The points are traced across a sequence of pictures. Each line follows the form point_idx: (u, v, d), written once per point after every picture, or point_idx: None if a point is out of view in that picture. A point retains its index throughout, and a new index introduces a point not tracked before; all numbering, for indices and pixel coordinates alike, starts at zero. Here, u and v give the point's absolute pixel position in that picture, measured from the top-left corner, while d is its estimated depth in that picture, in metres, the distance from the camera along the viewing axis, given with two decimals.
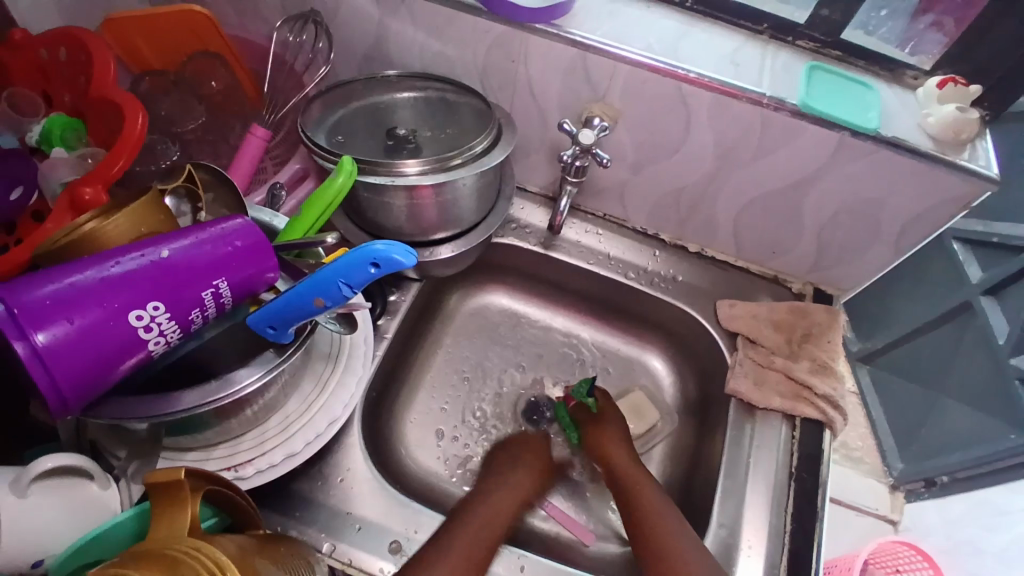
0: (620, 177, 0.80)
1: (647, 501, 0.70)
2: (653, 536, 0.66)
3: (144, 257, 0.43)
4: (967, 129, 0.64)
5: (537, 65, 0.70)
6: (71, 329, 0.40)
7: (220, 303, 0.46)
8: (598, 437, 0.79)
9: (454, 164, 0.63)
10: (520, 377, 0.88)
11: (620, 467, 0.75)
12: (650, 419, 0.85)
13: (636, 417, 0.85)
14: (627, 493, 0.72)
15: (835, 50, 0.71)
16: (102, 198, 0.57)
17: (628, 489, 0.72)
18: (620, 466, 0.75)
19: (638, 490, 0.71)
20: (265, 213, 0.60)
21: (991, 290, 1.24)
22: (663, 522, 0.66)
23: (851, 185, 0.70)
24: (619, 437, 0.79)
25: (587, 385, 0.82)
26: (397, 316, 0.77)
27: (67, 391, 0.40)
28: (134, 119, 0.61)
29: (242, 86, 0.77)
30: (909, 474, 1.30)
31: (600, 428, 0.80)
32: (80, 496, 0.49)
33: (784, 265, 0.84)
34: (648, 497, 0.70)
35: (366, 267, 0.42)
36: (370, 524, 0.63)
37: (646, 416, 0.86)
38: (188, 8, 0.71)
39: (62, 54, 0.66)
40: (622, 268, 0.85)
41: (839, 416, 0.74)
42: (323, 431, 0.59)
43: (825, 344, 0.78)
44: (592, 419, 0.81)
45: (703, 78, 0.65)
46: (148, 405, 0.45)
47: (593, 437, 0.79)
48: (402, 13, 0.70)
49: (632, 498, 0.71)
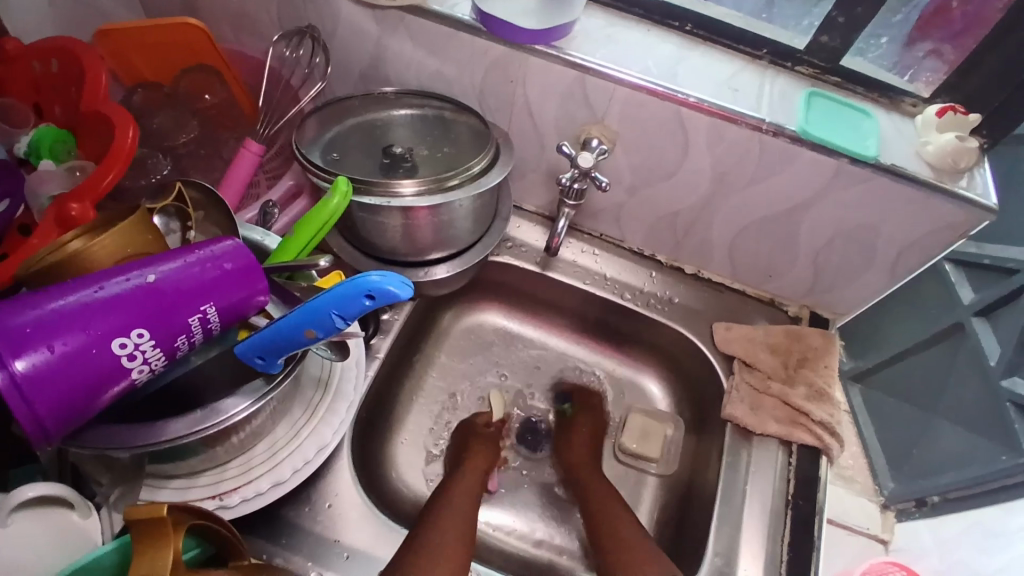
0: (617, 200, 0.80)
1: (614, 520, 0.69)
2: (620, 542, 0.66)
3: (129, 281, 0.42)
4: (965, 157, 0.64)
5: (535, 86, 0.70)
6: (51, 357, 0.38)
7: (208, 328, 0.45)
8: (571, 446, 0.80)
9: (451, 185, 0.62)
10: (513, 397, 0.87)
11: (592, 497, 0.73)
12: (651, 452, 0.82)
13: (647, 441, 0.82)
14: (597, 521, 0.70)
15: (834, 77, 0.72)
16: (89, 214, 0.56)
17: (593, 512, 0.71)
18: (595, 489, 0.74)
19: (602, 507, 0.71)
20: (257, 233, 0.59)
21: (983, 312, 1.24)
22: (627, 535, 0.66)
23: (849, 211, 0.70)
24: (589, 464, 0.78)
25: (562, 390, 0.88)
26: (390, 336, 0.76)
27: (47, 421, 0.39)
28: (124, 133, 0.60)
29: (238, 101, 0.77)
30: (900, 494, 1.32)
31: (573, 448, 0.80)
32: (57, 524, 0.48)
33: (781, 289, 0.84)
34: (615, 514, 0.70)
35: (360, 299, 0.41)
36: (359, 553, 0.61)
37: (649, 443, 0.82)
38: (181, 21, 0.70)
39: (54, 65, 0.65)
40: (618, 289, 0.85)
41: (835, 442, 0.73)
42: (311, 457, 0.57)
43: (821, 369, 0.77)
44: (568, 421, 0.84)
45: (702, 102, 0.65)
46: (132, 434, 0.44)
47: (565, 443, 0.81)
48: (401, 31, 0.69)
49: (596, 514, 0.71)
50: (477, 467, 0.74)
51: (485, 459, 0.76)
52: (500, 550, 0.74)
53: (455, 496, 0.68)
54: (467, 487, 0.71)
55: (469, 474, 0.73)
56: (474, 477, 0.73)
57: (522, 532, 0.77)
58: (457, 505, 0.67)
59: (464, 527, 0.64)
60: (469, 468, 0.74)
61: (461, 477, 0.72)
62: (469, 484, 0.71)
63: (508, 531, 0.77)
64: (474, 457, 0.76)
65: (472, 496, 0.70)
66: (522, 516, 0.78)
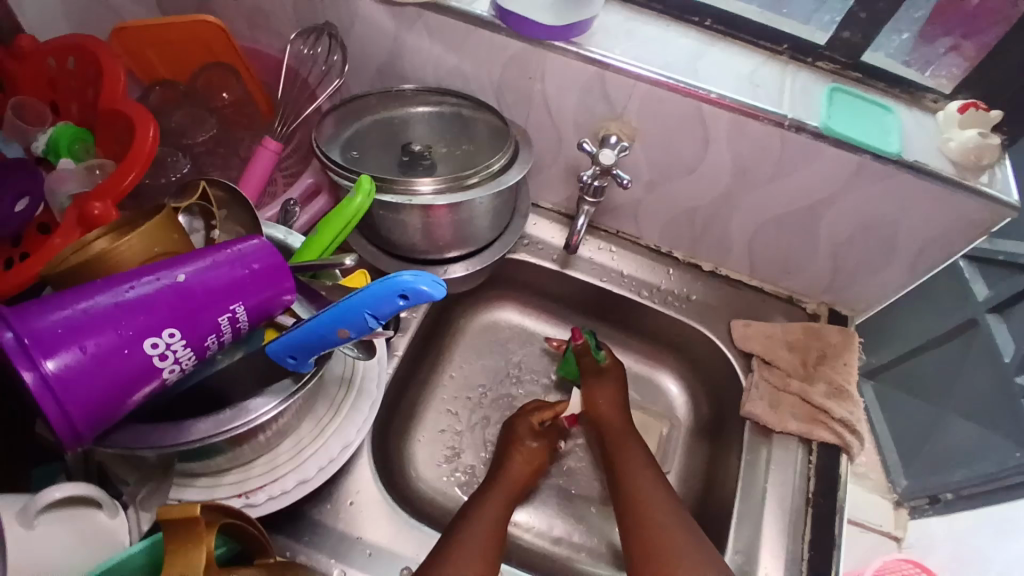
0: (635, 197, 0.79)
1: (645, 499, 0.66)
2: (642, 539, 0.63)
3: (160, 280, 0.41)
4: (988, 154, 0.63)
5: (554, 83, 0.69)
6: (84, 357, 0.38)
7: (236, 327, 0.45)
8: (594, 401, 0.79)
9: (470, 183, 0.61)
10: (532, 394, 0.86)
11: (622, 473, 0.70)
12: (648, 447, 0.83)
13: (645, 435, 0.83)
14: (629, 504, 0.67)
15: (854, 72, 0.71)
16: (111, 213, 0.56)
17: (623, 502, 0.68)
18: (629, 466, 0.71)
19: (633, 485, 0.68)
20: (280, 231, 0.59)
21: (997, 308, 1.22)
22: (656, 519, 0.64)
23: (870, 206, 0.69)
24: (628, 431, 0.75)
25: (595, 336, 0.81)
26: (408, 334, 0.76)
27: (79, 422, 0.39)
28: (145, 132, 0.60)
29: (254, 99, 0.76)
30: (914, 490, 1.32)
31: (600, 411, 0.78)
32: (87, 525, 0.48)
33: (799, 285, 0.83)
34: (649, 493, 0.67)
35: (393, 299, 0.41)
36: (381, 550, 0.61)
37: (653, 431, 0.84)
38: (200, 19, 0.69)
39: (72, 63, 0.65)
40: (635, 286, 0.85)
41: (856, 440, 0.72)
42: (336, 455, 0.58)
43: (841, 366, 0.76)
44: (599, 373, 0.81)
45: (723, 98, 0.65)
46: (162, 435, 0.44)
47: (590, 405, 0.79)
48: (419, 27, 0.69)
49: (626, 492, 0.68)
50: (511, 477, 0.72)
51: (523, 466, 0.73)
52: (520, 548, 0.74)
53: (486, 508, 0.66)
54: (499, 496, 0.69)
55: (501, 485, 0.70)
56: (509, 485, 0.71)
57: (540, 529, 0.77)
58: (490, 515, 0.65)
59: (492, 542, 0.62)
60: (506, 479, 0.71)
61: (494, 486, 0.70)
62: (503, 494, 0.69)
63: (526, 527, 0.76)
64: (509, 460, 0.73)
65: (502, 507, 0.68)
66: (540, 512, 0.78)
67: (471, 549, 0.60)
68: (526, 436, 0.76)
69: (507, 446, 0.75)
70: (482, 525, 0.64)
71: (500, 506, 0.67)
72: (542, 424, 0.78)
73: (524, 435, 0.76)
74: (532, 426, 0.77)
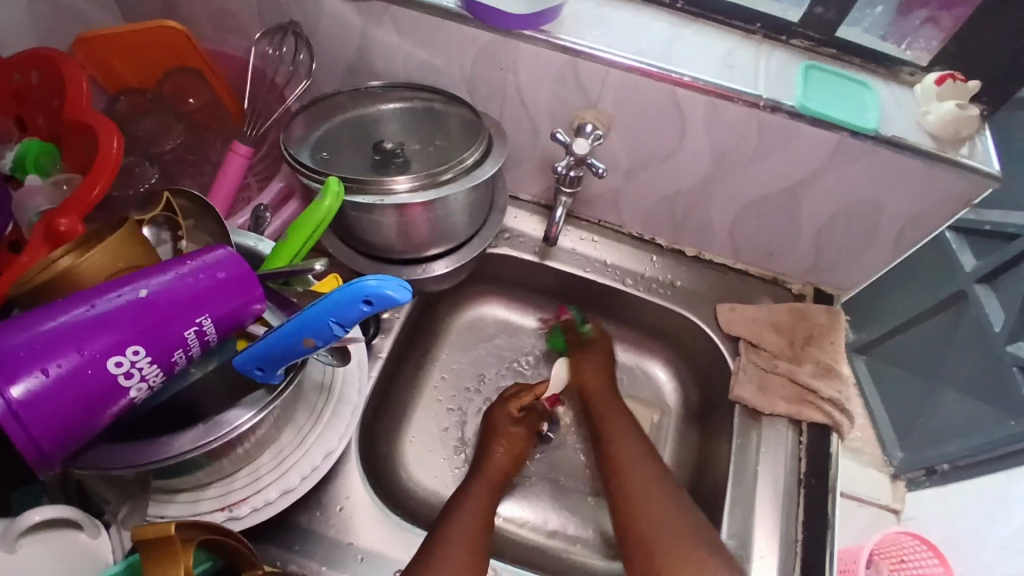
0: (614, 184, 0.78)
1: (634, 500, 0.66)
2: (630, 520, 0.65)
3: (121, 297, 0.41)
4: (967, 126, 0.63)
5: (525, 73, 0.68)
6: (46, 381, 0.38)
7: (205, 340, 0.44)
8: (582, 380, 0.81)
9: (445, 179, 0.60)
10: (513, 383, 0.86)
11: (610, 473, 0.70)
12: None
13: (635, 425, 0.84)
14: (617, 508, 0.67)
15: (830, 49, 0.70)
16: (77, 228, 0.54)
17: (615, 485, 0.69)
18: (619, 459, 0.70)
19: (619, 484, 0.68)
20: (250, 238, 0.58)
21: (986, 279, 1.22)
22: (645, 515, 0.64)
23: (848, 185, 0.69)
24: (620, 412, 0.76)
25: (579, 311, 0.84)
26: (391, 335, 0.75)
27: (46, 445, 0.38)
28: (109, 143, 0.59)
29: (223, 104, 0.75)
30: (908, 463, 1.32)
31: (585, 379, 0.81)
32: (70, 546, 0.48)
33: (784, 266, 0.83)
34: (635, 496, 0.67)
35: (357, 304, 0.41)
36: (373, 554, 0.61)
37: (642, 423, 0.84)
38: (161, 24, 0.68)
39: (34, 76, 0.63)
40: (620, 275, 0.84)
41: (846, 418, 0.72)
42: (318, 464, 0.57)
43: (827, 346, 0.76)
44: (582, 346, 0.83)
45: (698, 81, 0.64)
46: (135, 453, 0.44)
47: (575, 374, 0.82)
48: (386, 22, 0.67)
49: (615, 491, 0.68)
50: (491, 468, 0.72)
51: (504, 458, 0.74)
52: (514, 544, 0.74)
53: (469, 500, 0.67)
54: (485, 489, 0.69)
55: (482, 477, 0.71)
56: (491, 475, 0.71)
57: (534, 523, 0.76)
58: (474, 508, 0.66)
59: (478, 536, 0.62)
60: (488, 471, 0.72)
61: (477, 479, 0.70)
62: (486, 486, 0.70)
63: (520, 523, 0.76)
64: (491, 453, 0.74)
65: (487, 498, 0.68)
66: (534, 507, 0.78)
67: (459, 538, 0.61)
68: (505, 428, 0.77)
69: (488, 439, 0.75)
70: (468, 518, 0.64)
71: (484, 498, 0.68)
72: (520, 412, 0.78)
73: (504, 428, 0.77)
74: (510, 412, 0.77)
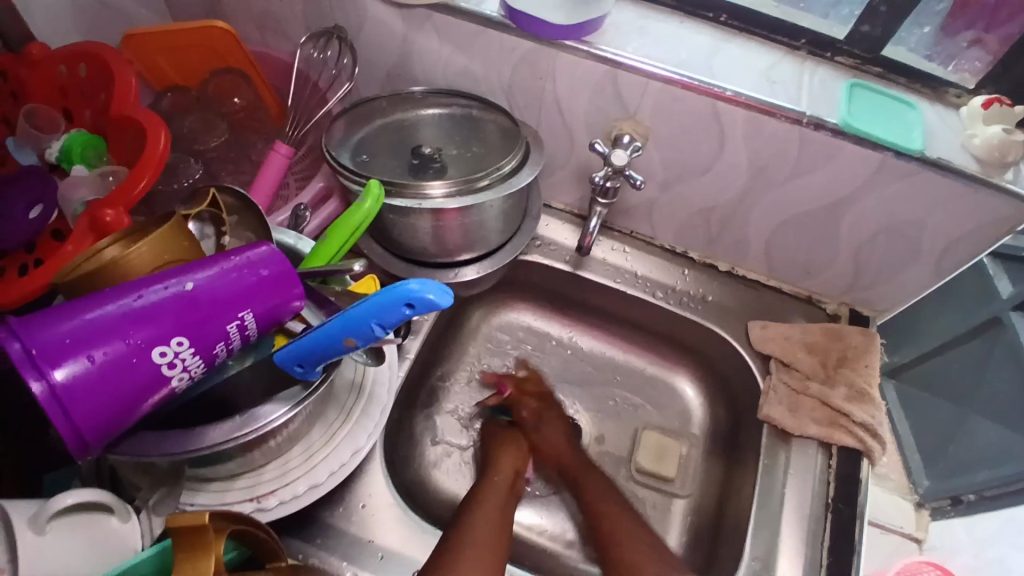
0: (648, 196, 0.78)
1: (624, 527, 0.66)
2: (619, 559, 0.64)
3: (167, 289, 0.41)
4: (1012, 151, 0.61)
5: (564, 82, 0.68)
6: (92, 367, 0.39)
7: (245, 335, 0.45)
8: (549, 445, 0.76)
9: (481, 186, 0.61)
10: None
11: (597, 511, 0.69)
12: (666, 471, 0.79)
13: (664, 460, 0.80)
14: (606, 533, 0.66)
15: (876, 67, 0.69)
16: (123, 220, 0.56)
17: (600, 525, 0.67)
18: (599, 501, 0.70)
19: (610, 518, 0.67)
20: (290, 235, 0.59)
21: (1022, 306, 1.19)
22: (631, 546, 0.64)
23: (890, 205, 0.67)
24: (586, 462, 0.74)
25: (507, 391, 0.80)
26: (420, 336, 0.75)
27: (86, 431, 0.39)
28: (156, 139, 0.60)
29: (265, 103, 0.76)
30: (935, 492, 1.29)
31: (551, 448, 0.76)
32: (101, 532, 0.49)
33: (818, 286, 0.81)
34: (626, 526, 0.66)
35: (400, 308, 0.41)
36: (393, 554, 0.61)
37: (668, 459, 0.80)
38: (209, 24, 0.69)
39: (82, 70, 0.65)
40: (649, 287, 0.83)
41: (877, 444, 0.70)
42: (346, 461, 0.57)
43: (861, 369, 0.74)
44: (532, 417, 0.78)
45: (739, 96, 0.63)
46: (172, 442, 0.45)
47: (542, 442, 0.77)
48: (428, 28, 0.68)
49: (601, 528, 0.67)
50: (508, 470, 0.72)
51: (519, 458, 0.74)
52: (531, 552, 0.74)
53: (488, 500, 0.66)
54: (502, 489, 0.69)
55: (499, 479, 0.70)
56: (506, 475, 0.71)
57: (553, 533, 0.76)
58: (489, 509, 0.65)
59: (498, 538, 0.62)
60: (505, 472, 0.71)
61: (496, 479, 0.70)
62: (504, 487, 0.69)
63: (539, 531, 0.76)
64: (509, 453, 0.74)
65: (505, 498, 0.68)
66: (552, 515, 0.77)
67: (480, 537, 0.61)
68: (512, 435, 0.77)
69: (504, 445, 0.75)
70: (487, 518, 0.64)
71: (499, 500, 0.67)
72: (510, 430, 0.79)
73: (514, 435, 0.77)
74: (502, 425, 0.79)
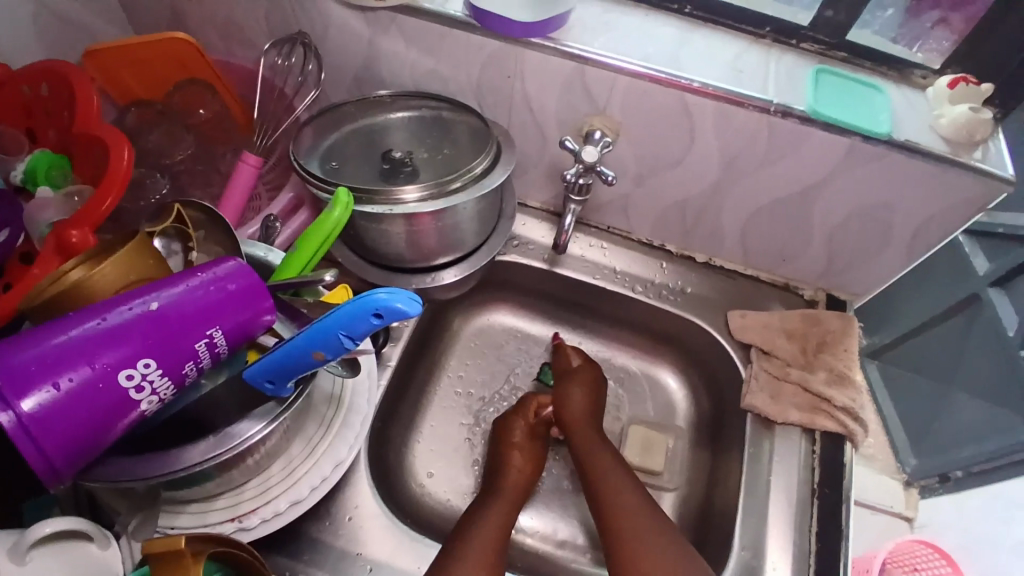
0: (623, 191, 0.78)
1: (628, 502, 0.66)
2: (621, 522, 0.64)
3: (132, 310, 0.41)
4: (980, 130, 0.62)
5: (533, 81, 0.68)
6: (58, 395, 0.38)
7: (215, 352, 0.44)
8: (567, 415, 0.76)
9: (454, 188, 0.60)
10: (510, 396, 0.85)
11: (599, 484, 0.68)
12: (654, 464, 0.79)
13: (648, 453, 0.80)
14: (606, 504, 0.66)
15: (840, 52, 0.70)
16: (89, 239, 0.54)
17: (603, 493, 0.67)
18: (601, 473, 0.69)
19: (610, 490, 0.67)
20: (259, 248, 0.58)
21: (998, 282, 1.21)
22: (631, 519, 0.64)
23: (863, 188, 0.68)
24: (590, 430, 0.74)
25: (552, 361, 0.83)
26: (401, 343, 0.75)
27: (57, 460, 0.38)
28: (120, 154, 0.59)
29: (232, 115, 0.75)
30: (922, 470, 1.30)
31: (570, 417, 0.76)
32: (80, 558, 0.48)
33: (795, 272, 0.82)
34: (623, 493, 0.67)
35: (368, 318, 0.41)
36: (382, 565, 0.60)
37: (656, 451, 0.80)
38: (169, 36, 0.68)
39: (44, 89, 0.63)
40: (629, 282, 0.83)
41: (860, 427, 0.71)
42: (328, 474, 0.57)
43: (840, 353, 0.75)
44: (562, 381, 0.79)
45: (707, 87, 0.63)
46: (147, 466, 0.44)
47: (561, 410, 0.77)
48: (393, 31, 0.67)
49: (602, 499, 0.67)
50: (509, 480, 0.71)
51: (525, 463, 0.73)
52: (523, 554, 0.74)
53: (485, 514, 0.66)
54: (502, 504, 0.68)
55: (498, 494, 0.69)
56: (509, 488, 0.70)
57: (545, 533, 0.76)
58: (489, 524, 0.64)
59: (495, 549, 0.62)
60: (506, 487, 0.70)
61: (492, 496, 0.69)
62: (504, 498, 0.69)
63: (531, 532, 0.76)
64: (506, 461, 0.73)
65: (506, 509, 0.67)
66: (543, 513, 0.77)
67: (476, 547, 0.61)
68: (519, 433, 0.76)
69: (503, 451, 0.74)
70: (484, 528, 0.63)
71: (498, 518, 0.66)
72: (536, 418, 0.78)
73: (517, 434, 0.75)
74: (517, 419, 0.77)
